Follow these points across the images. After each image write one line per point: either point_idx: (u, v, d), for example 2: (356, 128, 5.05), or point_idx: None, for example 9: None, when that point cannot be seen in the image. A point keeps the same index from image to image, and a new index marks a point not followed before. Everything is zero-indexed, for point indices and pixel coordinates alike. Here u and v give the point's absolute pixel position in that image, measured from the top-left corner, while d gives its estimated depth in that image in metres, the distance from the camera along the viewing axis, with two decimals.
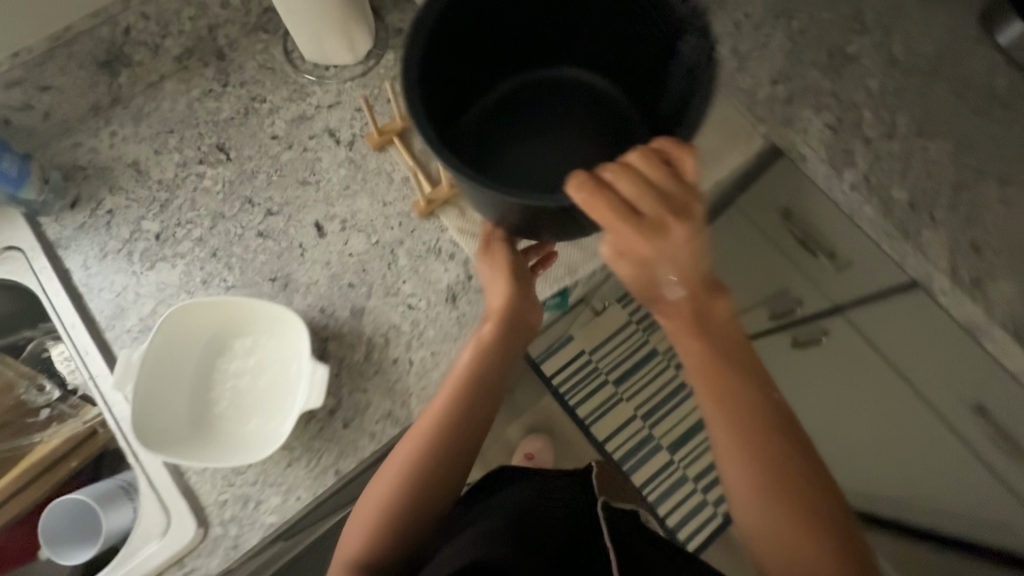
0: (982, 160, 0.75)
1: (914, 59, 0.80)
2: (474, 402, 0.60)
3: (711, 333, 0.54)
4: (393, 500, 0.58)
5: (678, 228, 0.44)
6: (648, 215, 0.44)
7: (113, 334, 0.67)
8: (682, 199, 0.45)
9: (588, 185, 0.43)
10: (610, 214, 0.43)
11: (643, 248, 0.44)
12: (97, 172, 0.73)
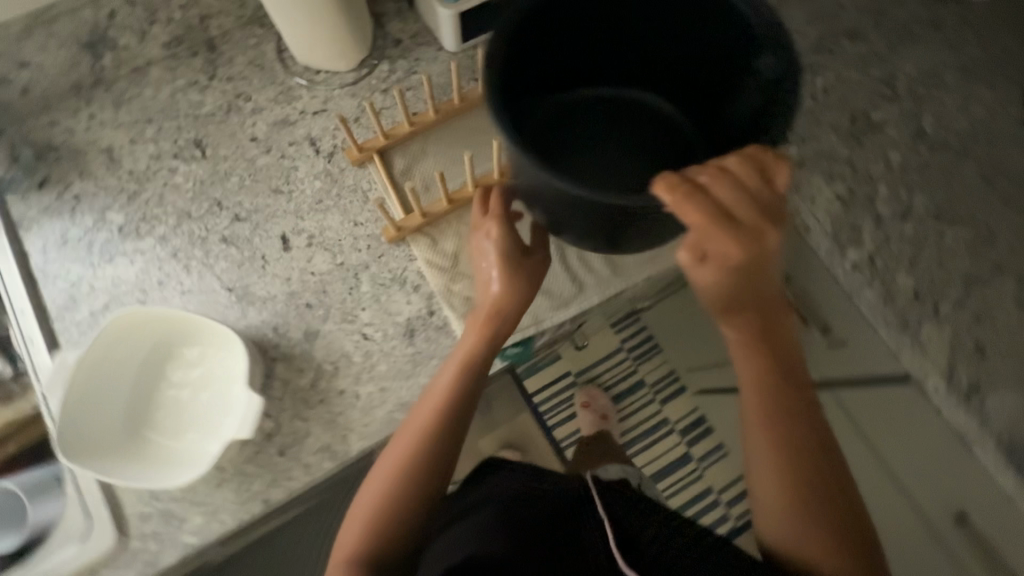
0: (1005, 255, 0.69)
1: (943, 135, 0.74)
2: (468, 389, 0.58)
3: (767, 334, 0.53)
4: (395, 497, 0.54)
5: (771, 237, 0.45)
6: (743, 221, 0.44)
7: (60, 325, 0.66)
8: (773, 206, 0.45)
9: (682, 185, 0.43)
10: (708, 218, 0.43)
11: (733, 251, 0.44)
12: (70, 155, 0.72)
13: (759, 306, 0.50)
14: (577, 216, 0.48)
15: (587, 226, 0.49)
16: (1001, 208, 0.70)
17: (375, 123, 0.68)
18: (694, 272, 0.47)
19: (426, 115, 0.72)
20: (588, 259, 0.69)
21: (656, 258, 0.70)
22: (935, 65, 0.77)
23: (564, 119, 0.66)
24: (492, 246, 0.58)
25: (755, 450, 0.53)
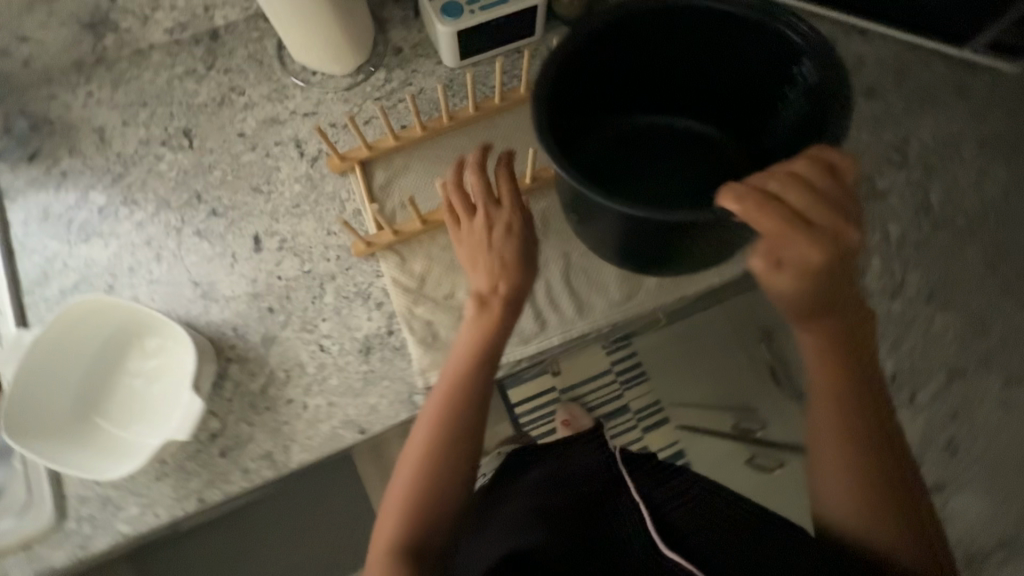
0: (988, 349, 0.67)
1: (950, 212, 0.70)
2: (480, 369, 0.55)
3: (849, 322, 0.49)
4: (426, 489, 0.52)
5: (851, 235, 0.44)
6: (820, 226, 0.43)
7: (31, 300, 0.67)
8: (843, 199, 0.44)
9: (754, 195, 0.43)
10: (786, 226, 0.43)
11: (812, 254, 0.43)
12: (63, 130, 0.73)
13: (826, 308, 0.47)
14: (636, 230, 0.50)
15: (644, 239, 0.51)
16: (997, 298, 0.69)
17: (357, 134, 0.67)
18: (771, 281, 0.46)
19: (413, 131, 0.71)
20: (556, 297, 0.68)
21: (626, 304, 0.68)
22: (955, 134, 0.72)
23: (611, 150, 0.66)
24: (512, 243, 0.55)
25: (814, 442, 0.51)
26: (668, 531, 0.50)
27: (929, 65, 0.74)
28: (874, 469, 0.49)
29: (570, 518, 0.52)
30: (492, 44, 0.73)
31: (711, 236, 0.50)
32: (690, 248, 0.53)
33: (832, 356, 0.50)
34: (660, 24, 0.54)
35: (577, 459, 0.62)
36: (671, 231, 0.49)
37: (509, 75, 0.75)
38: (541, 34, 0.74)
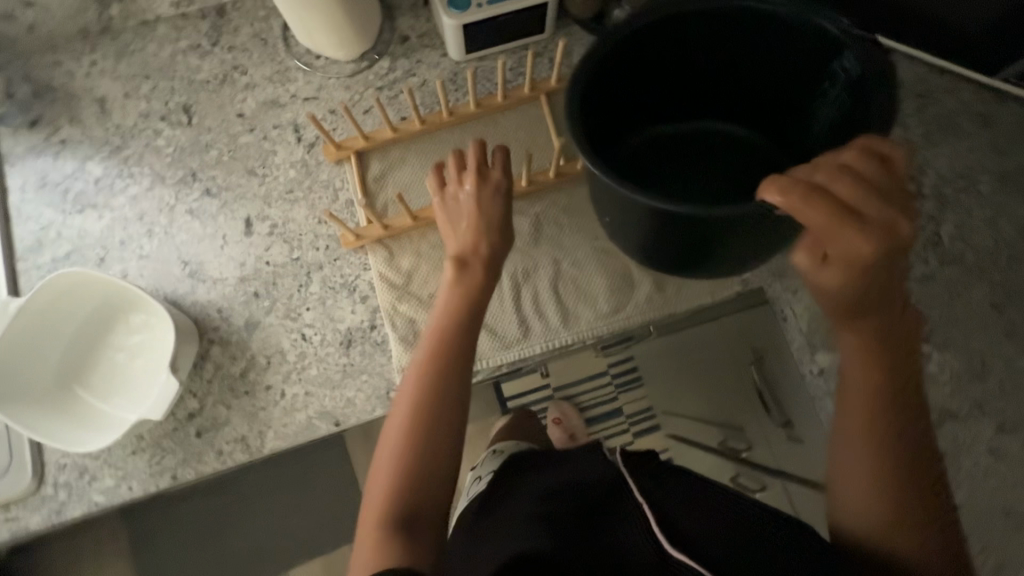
0: (986, 394, 0.65)
1: (959, 249, 0.68)
2: (462, 334, 0.52)
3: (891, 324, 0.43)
4: (406, 460, 0.48)
5: (905, 228, 0.38)
6: (869, 215, 0.38)
7: (23, 266, 0.68)
8: (896, 190, 0.39)
9: (801, 186, 0.38)
10: (832, 215, 0.38)
11: (862, 245, 0.38)
12: (66, 98, 0.73)
13: (864, 306, 0.42)
14: (679, 233, 0.47)
15: (685, 243, 0.48)
16: (1000, 343, 0.65)
17: (354, 124, 0.66)
18: (817, 277, 0.41)
19: (411, 124, 0.70)
20: (543, 305, 0.67)
21: (613, 317, 0.67)
22: (971, 168, 0.70)
23: (639, 158, 0.62)
24: (498, 202, 0.54)
25: (839, 448, 0.45)
26: (670, 529, 0.43)
27: (955, 93, 0.71)
28: (908, 479, 0.42)
29: (572, 523, 0.47)
30: (499, 40, 0.72)
31: (754, 239, 0.47)
32: (732, 254, 0.49)
33: (866, 354, 0.44)
34: (685, 25, 0.50)
35: (582, 464, 0.57)
36: (713, 233, 0.45)
37: (514, 72, 0.73)
38: (551, 33, 0.73)
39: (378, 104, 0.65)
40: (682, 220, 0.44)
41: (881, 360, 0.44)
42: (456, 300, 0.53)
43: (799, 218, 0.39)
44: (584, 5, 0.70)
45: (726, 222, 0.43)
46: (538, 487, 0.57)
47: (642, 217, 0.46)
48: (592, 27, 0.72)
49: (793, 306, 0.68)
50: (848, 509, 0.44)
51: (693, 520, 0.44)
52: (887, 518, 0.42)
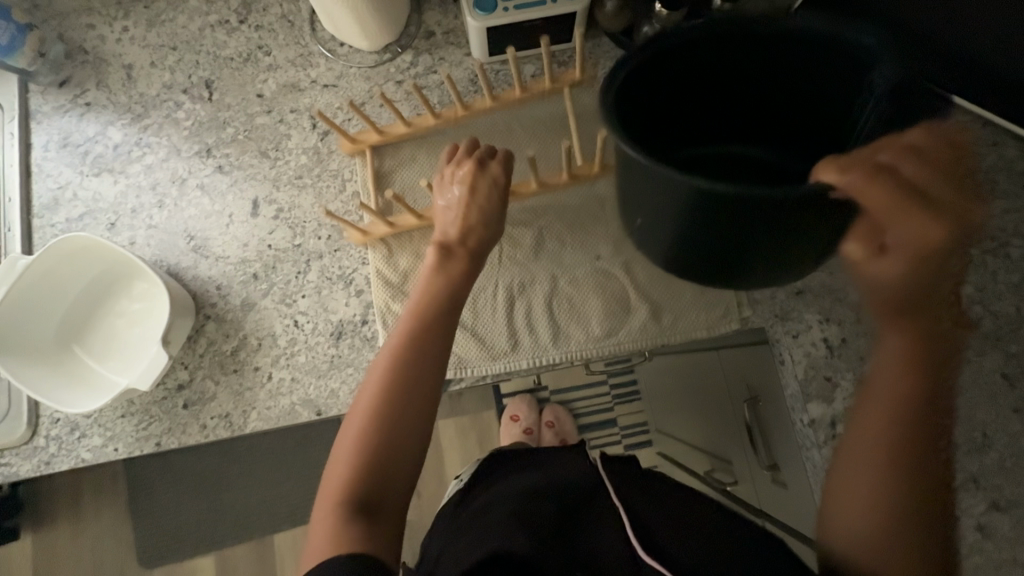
0: (984, 469, 0.61)
1: (977, 314, 0.65)
2: (442, 315, 0.50)
3: (934, 341, 0.40)
4: (370, 443, 0.45)
5: (971, 215, 0.35)
6: (937, 198, 0.34)
7: (39, 223, 0.70)
8: (959, 174, 0.34)
9: (860, 168, 0.32)
10: (897, 200, 0.33)
11: (929, 235, 0.34)
12: (95, 62, 0.74)
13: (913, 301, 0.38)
14: (711, 231, 0.36)
15: (711, 241, 0.37)
16: (1008, 418, 0.62)
17: (367, 119, 0.66)
18: (868, 269, 0.38)
19: (424, 119, 0.69)
20: (535, 320, 0.67)
21: (604, 341, 0.66)
22: (1002, 230, 0.66)
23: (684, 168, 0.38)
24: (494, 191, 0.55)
25: (848, 464, 0.42)
26: (646, 538, 0.48)
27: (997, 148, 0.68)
28: (906, 502, 0.39)
29: (553, 526, 0.49)
30: (525, 45, 0.71)
31: (789, 246, 0.36)
32: (762, 259, 0.39)
33: (897, 364, 0.40)
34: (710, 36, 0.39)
35: (561, 465, 0.59)
36: (746, 232, 0.35)
37: (535, 79, 0.72)
38: (578, 41, 0.72)
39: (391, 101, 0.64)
40: (713, 208, 0.33)
41: (913, 371, 0.40)
42: (437, 283, 0.51)
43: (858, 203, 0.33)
44: (614, 17, 0.68)
45: (772, 215, 0.32)
46: (517, 482, 0.58)
47: (665, 204, 0.35)
48: (621, 41, 0.70)
49: (792, 352, 0.64)
50: (840, 520, 0.41)
51: (664, 516, 0.49)
52: (881, 539, 0.39)
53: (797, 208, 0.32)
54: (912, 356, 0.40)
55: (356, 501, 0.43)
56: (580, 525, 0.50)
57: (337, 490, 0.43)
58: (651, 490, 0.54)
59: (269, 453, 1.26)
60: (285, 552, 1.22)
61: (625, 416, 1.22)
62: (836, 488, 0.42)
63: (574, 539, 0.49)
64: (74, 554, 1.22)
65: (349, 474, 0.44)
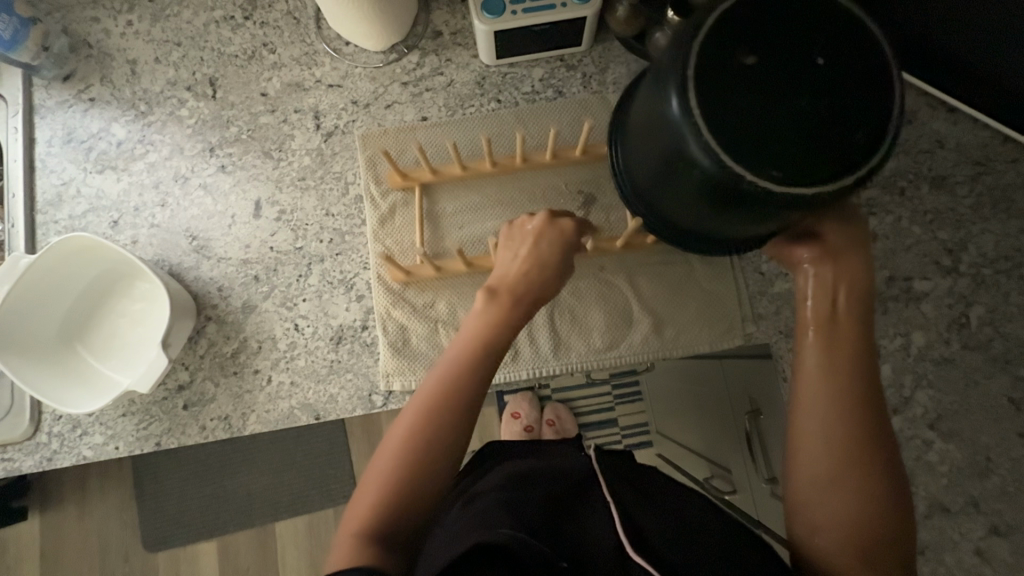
0: (986, 493, 0.61)
1: (986, 335, 0.64)
2: (477, 370, 0.48)
3: (841, 342, 0.44)
4: (411, 475, 0.45)
5: (849, 260, 0.44)
6: (839, 245, 0.44)
7: (42, 220, 0.70)
8: (843, 240, 0.44)
9: (816, 252, 0.45)
10: (828, 262, 0.45)
11: (843, 270, 0.44)
12: (99, 56, 0.73)
13: (849, 327, 0.44)
14: (747, 106, 0.30)
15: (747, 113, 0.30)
16: (1012, 442, 0.61)
17: (422, 160, 0.65)
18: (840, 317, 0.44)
19: (481, 165, 0.68)
20: (536, 332, 0.66)
21: (604, 354, 0.66)
22: (1017, 250, 0.65)
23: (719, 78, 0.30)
24: (551, 233, 0.54)
25: (819, 478, 0.42)
26: (639, 541, 0.46)
27: (1016, 166, 0.66)
28: (858, 478, 0.42)
29: (539, 514, 0.47)
30: (534, 49, 0.69)
31: (801, 143, 0.30)
32: (785, 138, 0.29)
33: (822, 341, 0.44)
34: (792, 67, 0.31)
35: (553, 460, 0.59)
36: (794, 121, 0.30)
37: (545, 83, 0.71)
38: (588, 46, 0.71)
39: (450, 149, 0.63)
40: (767, 80, 0.30)
41: (814, 330, 0.45)
42: (478, 336, 0.50)
43: (819, 270, 0.45)
44: (626, 22, 0.65)
45: (811, 113, 0.30)
46: (506, 471, 0.57)
47: (728, 92, 0.30)
48: (632, 47, 0.68)
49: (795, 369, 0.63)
50: (810, 508, 0.43)
51: (665, 525, 0.47)
52: (845, 513, 0.41)
53: (866, 95, 0.30)
54: (825, 330, 0.44)
55: (383, 528, 0.44)
56: (570, 512, 0.49)
57: (362, 516, 0.44)
58: (641, 494, 0.52)
59: (271, 445, 1.27)
60: (285, 543, 1.24)
61: (626, 416, 1.21)
62: (807, 489, 0.43)
63: (563, 524, 0.48)
64: (79, 536, 1.24)
65: (375, 503, 0.44)
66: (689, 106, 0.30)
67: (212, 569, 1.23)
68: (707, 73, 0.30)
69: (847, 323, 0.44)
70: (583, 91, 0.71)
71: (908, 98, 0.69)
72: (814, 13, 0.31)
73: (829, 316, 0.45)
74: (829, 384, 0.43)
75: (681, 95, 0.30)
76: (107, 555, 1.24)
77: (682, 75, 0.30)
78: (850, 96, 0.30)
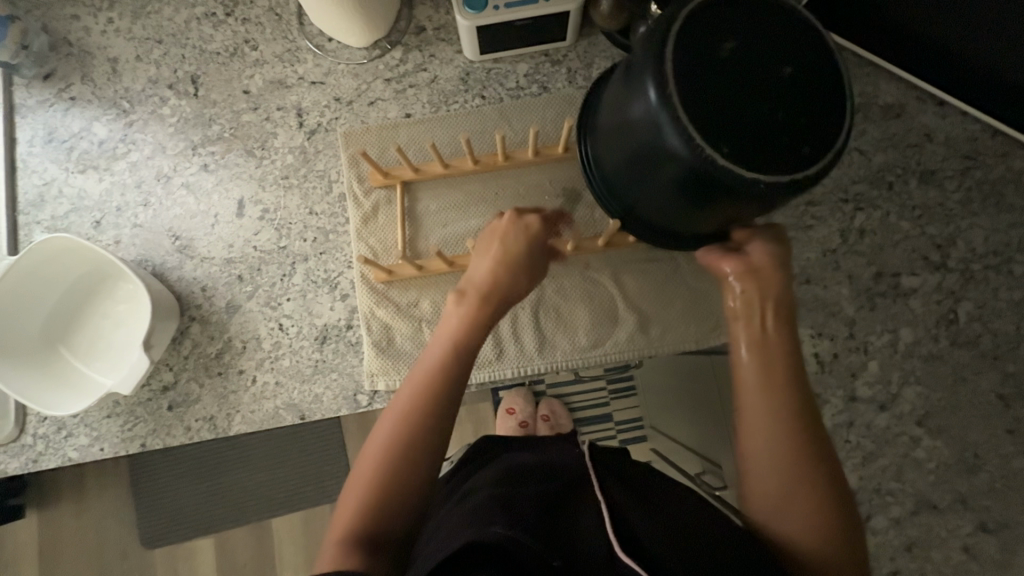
0: (974, 489, 0.60)
1: (975, 331, 0.64)
2: (463, 361, 0.50)
3: (777, 347, 0.48)
4: (395, 474, 0.45)
5: (767, 274, 0.50)
6: (756, 261, 0.50)
7: (25, 220, 0.70)
8: (757, 259, 0.50)
9: (741, 268, 0.50)
10: (750, 276, 0.50)
11: (765, 282, 0.50)
12: (80, 55, 0.72)
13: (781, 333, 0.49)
14: (721, 99, 0.33)
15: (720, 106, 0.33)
16: (1000, 438, 0.61)
17: (404, 160, 0.64)
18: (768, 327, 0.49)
19: (463, 163, 0.68)
20: (521, 330, 0.66)
21: (589, 352, 0.65)
22: (1007, 244, 0.64)
23: (697, 76, 0.33)
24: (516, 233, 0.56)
25: (790, 476, 0.44)
26: (629, 539, 0.42)
27: (1005, 159, 0.66)
28: (822, 472, 0.44)
29: (534, 510, 0.44)
30: (518, 44, 0.69)
31: (770, 137, 0.33)
32: (752, 133, 0.33)
33: (763, 347, 0.48)
34: (768, 66, 0.34)
35: (548, 460, 0.55)
36: (763, 117, 0.33)
37: (530, 79, 0.71)
38: (573, 40, 0.70)
39: (434, 149, 0.63)
40: (739, 77, 0.33)
41: (750, 344, 0.49)
42: (459, 335, 0.51)
43: (746, 283, 0.50)
44: (610, 17, 0.65)
45: (777, 111, 0.33)
46: (502, 468, 0.55)
47: (705, 85, 0.33)
48: (621, 43, 0.68)
49: None
50: (789, 509, 0.43)
51: (654, 521, 0.44)
52: (813, 515, 0.43)
53: (825, 99, 0.35)
54: (760, 342, 0.48)
55: (374, 533, 0.43)
56: (566, 505, 0.47)
57: (349, 519, 0.43)
58: (624, 490, 0.49)
59: (264, 443, 1.27)
60: (282, 538, 1.25)
61: (622, 411, 1.17)
62: (783, 489, 0.44)
63: (560, 518, 0.44)
64: (76, 533, 1.25)
65: (361, 507, 0.44)
66: (667, 100, 0.33)
67: (209, 565, 1.24)
68: (681, 73, 0.33)
69: (777, 336, 0.49)
70: (569, 87, 0.71)
71: (897, 92, 0.68)
72: (774, 19, 0.35)
73: (762, 325, 0.49)
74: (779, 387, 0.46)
75: (657, 92, 0.33)
76: (104, 553, 1.25)
77: (660, 70, 0.33)
78: (809, 94, 0.34)
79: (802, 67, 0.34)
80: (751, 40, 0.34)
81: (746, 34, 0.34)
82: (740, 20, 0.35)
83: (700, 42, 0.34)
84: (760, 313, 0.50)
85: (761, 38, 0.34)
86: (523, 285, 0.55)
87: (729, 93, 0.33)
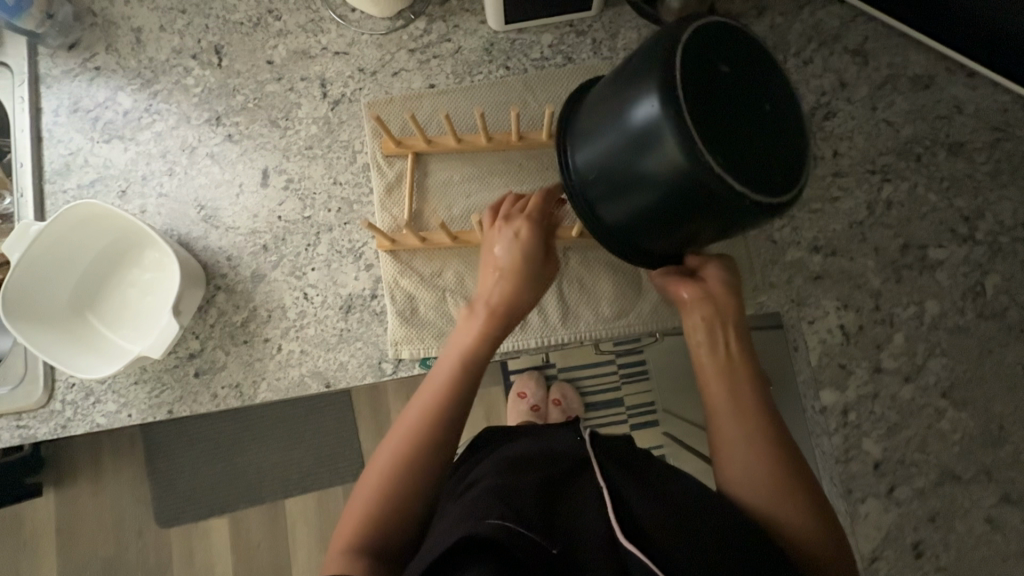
0: (998, 460, 0.61)
1: (1002, 304, 0.63)
2: (475, 368, 0.51)
3: (742, 371, 0.50)
4: (406, 470, 0.46)
5: (723, 298, 0.53)
6: (710, 287, 0.53)
7: (51, 189, 0.70)
8: (710, 286, 0.53)
9: (698, 296, 0.53)
10: (706, 302, 0.53)
11: (723, 307, 0.53)
12: (104, 25, 0.73)
13: (744, 355, 0.51)
14: (717, 117, 0.35)
15: (712, 113, 0.35)
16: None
17: (418, 130, 0.64)
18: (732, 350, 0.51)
19: (476, 138, 0.68)
20: (544, 300, 0.66)
21: (615, 323, 0.65)
22: None
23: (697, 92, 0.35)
24: (513, 240, 0.55)
25: (774, 487, 0.45)
26: (628, 521, 0.41)
27: None
28: (803, 478, 0.46)
29: (532, 498, 0.41)
30: (543, 14, 0.68)
31: (752, 156, 0.36)
32: (742, 150, 0.35)
33: (731, 370, 0.50)
34: (753, 90, 0.37)
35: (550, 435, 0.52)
36: (748, 134, 0.36)
37: (554, 50, 0.70)
38: (598, 10, 0.69)
39: (448, 119, 0.63)
40: (731, 99, 0.36)
41: (717, 369, 0.51)
42: (467, 338, 0.52)
43: (703, 309, 0.53)
44: None
45: (762, 130, 0.37)
46: (500, 454, 0.51)
47: (701, 97, 0.35)
48: (642, 10, 0.67)
49: (806, 338, 0.64)
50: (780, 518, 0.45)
51: (651, 500, 0.42)
52: (806, 527, 0.44)
53: (790, 123, 0.38)
54: (726, 367, 0.51)
55: (375, 538, 0.44)
56: (564, 490, 0.44)
57: (361, 510, 0.45)
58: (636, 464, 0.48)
59: (279, 421, 1.28)
60: (296, 517, 1.26)
61: (633, 396, 1.18)
62: (771, 499, 0.45)
63: (558, 506, 0.42)
64: (94, 511, 1.26)
65: (373, 500, 0.46)
66: (666, 117, 0.35)
67: (224, 543, 1.25)
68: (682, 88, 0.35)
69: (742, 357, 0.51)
70: (593, 58, 0.70)
71: (927, 63, 0.67)
72: (752, 47, 0.38)
73: (728, 349, 0.51)
74: (747, 408, 0.49)
75: (659, 108, 0.35)
76: (122, 529, 1.26)
77: (663, 80, 0.35)
78: (784, 120, 0.38)
79: (776, 95, 0.38)
80: (739, 65, 0.37)
81: (732, 59, 0.37)
82: (731, 42, 0.37)
83: (695, 62, 0.36)
84: (723, 338, 0.52)
85: (746, 64, 0.37)
86: (529, 290, 0.55)
87: (722, 110, 0.35)
